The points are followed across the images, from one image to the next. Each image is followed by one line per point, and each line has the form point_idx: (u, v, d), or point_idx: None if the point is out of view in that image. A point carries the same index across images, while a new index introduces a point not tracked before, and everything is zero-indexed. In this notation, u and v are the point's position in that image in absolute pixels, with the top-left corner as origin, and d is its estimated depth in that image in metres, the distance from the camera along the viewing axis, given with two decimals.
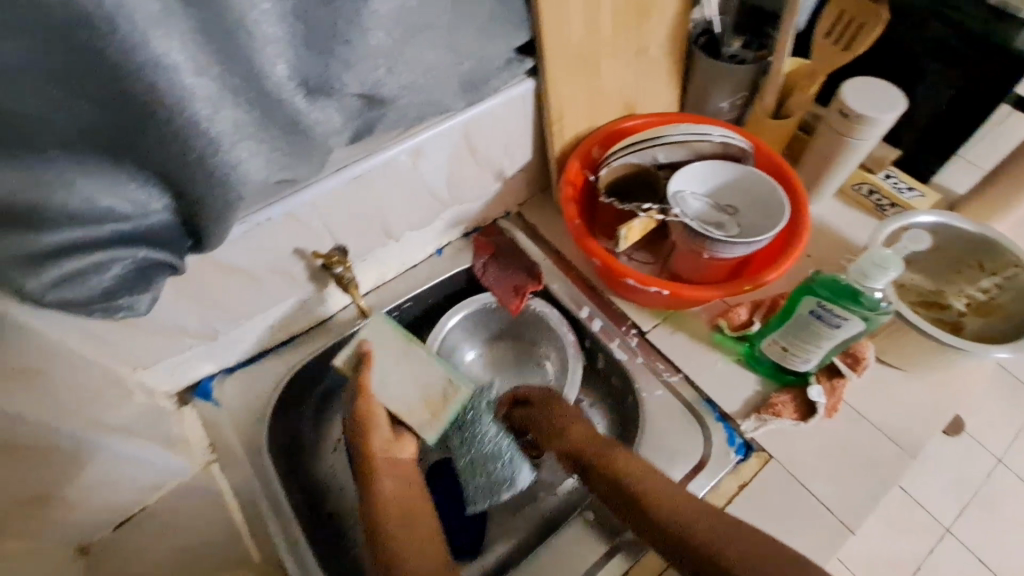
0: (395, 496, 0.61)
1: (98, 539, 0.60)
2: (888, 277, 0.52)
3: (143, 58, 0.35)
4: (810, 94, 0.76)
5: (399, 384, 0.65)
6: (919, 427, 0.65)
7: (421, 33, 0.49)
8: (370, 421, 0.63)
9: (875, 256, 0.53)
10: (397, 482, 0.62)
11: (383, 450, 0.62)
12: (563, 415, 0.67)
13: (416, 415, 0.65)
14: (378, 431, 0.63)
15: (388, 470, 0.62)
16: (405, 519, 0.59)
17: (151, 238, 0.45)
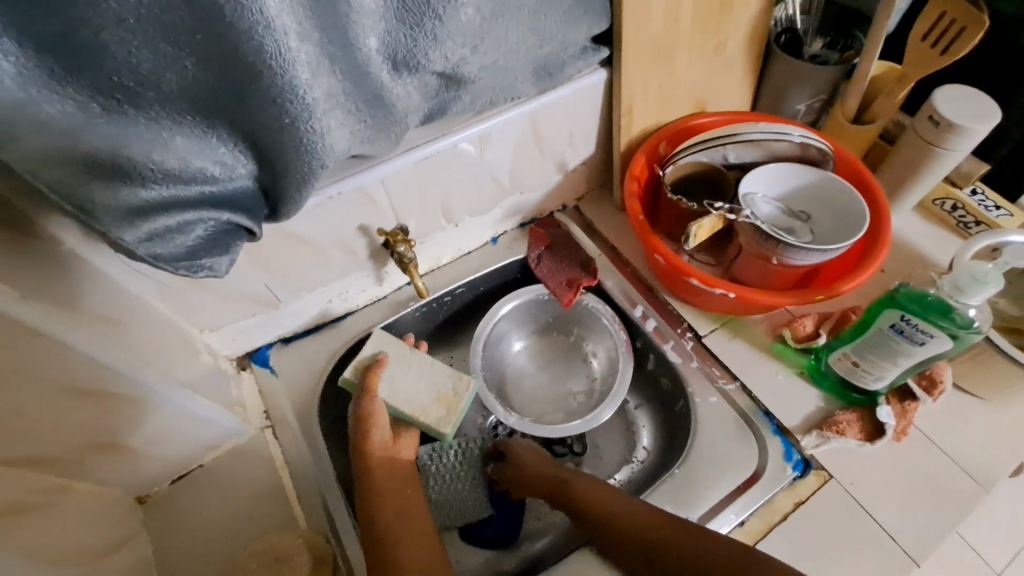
0: (393, 492, 0.60)
1: (155, 492, 0.63)
2: (985, 292, 0.49)
3: (255, 20, 0.35)
4: (898, 100, 0.71)
5: (411, 384, 0.65)
6: (997, 461, 0.61)
7: (506, 13, 0.49)
8: (371, 417, 0.62)
9: (974, 269, 0.50)
10: (395, 480, 0.61)
11: (383, 447, 0.62)
12: (523, 456, 0.67)
13: (432, 413, 0.64)
14: (380, 428, 0.62)
15: (388, 467, 0.61)
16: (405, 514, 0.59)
17: (233, 202, 0.46)
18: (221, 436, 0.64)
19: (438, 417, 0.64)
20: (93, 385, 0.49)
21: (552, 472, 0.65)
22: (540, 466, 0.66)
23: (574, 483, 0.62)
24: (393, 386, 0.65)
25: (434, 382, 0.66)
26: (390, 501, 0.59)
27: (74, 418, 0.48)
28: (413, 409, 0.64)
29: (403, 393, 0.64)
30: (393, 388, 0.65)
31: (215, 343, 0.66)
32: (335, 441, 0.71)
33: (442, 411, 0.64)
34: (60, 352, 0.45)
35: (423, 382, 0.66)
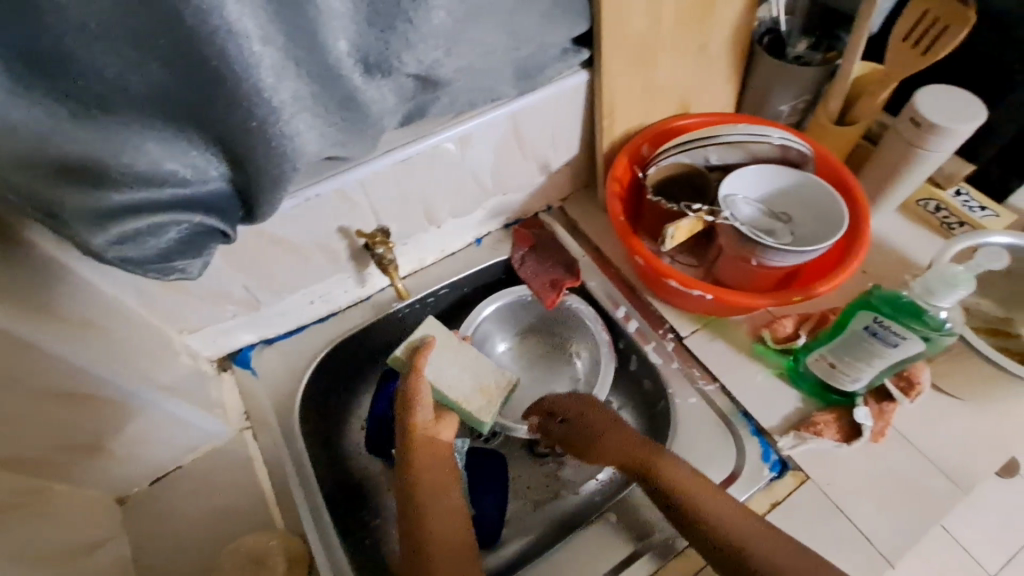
0: (427, 473, 0.61)
1: (134, 493, 0.63)
2: (957, 295, 0.49)
3: (217, 24, 0.35)
4: (880, 101, 0.71)
5: (454, 373, 0.70)
6: (974, 462, 0.61)
7: (480, 15, 0.49)
8: (417, 396, 0.65)
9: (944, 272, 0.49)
10: (432, 462, 0.62)
11: (424, 427, 0.64)
12: (605, 424, 0.65)
13: (473, 401, 0.69)
14: (425, 407, 0.65)
15: (423, 450, 0.63)
16: (440, 494, 0.60)
17: (206, 204, 0.46)
18: (202, 437, 0.64)
19: (480, 405, 0.69)
20: (70, 388, 0.49)
21: (636, 446, 0.61)
22: (622, 436, 0.63)
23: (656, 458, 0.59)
24: (438, 372, 0.69)
25: (476, 374, 0.71)
26: (425, 482, 0.61)
27: (50, 420, 0.48)
28: (457, 395, 0.69)
29: (446, 379, 0.69)
30: (436, 372, 0.69)
31: (195, 344, 0.66)
32: (316, 441, 0.71)
33: (482, 400, 0.69)
34: (35, 355, 0.45)
35: (465, 370, 0.70)
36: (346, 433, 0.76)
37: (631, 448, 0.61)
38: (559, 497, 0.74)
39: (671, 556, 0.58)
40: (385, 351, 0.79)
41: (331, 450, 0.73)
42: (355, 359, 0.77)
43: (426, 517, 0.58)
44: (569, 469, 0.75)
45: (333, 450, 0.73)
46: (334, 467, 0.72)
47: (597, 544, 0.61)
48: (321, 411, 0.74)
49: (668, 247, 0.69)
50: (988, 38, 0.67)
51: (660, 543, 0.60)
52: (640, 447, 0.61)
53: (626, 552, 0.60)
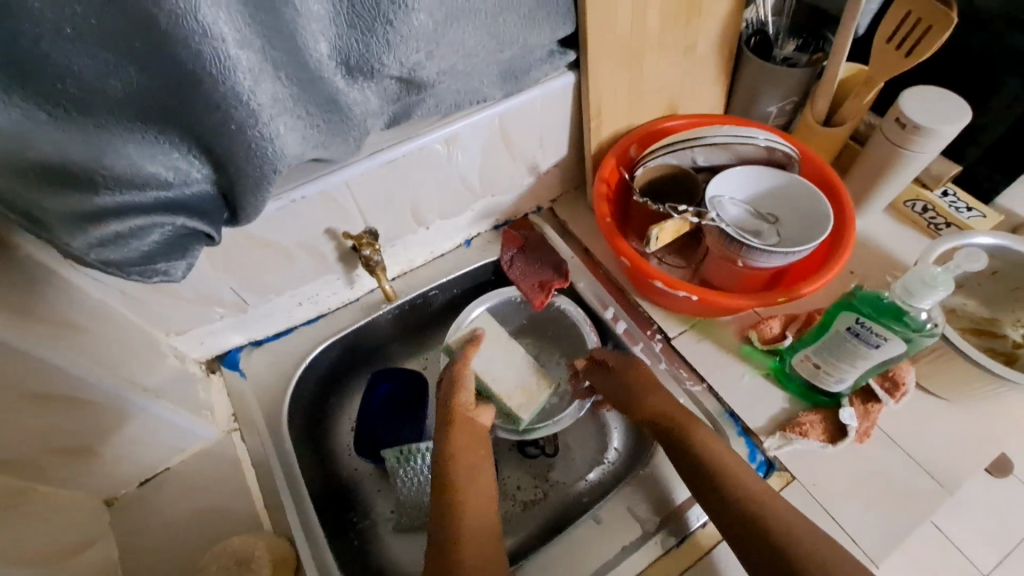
0: (464, 452, 0.65)
1: (123, 495, 0.63)
2: (936, 297, 0.48)
3: (192, 27, 0.35)
4: (865, 102, 0.71)
5: (499, 367, 0.73)
6: (958, 461, 0.61)
7: (463, 17, 0.49)
8: (462, 379, 0.69)
9: (925, 273, 0.48)
10: (470, 440, 0.67)
11: (466, 408, 0.68)
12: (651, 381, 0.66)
13: (514, 397, 0.71)
14: (468, 390, 0.69)
15: (464, 436, 0.67)
16: (478, 479, 0.64)
17: (189, 206, 0.46)
18: (191, 439, 0.64)
19: (518, 400, 0.71)
20: (58, 392, 0.49)
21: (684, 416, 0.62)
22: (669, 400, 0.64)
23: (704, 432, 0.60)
24: (486, 364, 0.73)
25: (520, 371, 0.73)
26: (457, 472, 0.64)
27: (39, 424, 0.48)
28: (498, 388, 0.72)
29: (493, 371, 0.72)
30: (484, 364, 0.73)
31: (183, 346, 0.67)
32: (305, 443, 0.72)
33: (519, 397, 0.71)
34: (23, 360, 0.45)
35: (510, 364, 0.74)
36: (334, 434, 0.76)
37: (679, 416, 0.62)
38: (548, 497, 0.74)
39: (673, 545, 0.59)
40: (374, 352, 0.79)
41: (320, 451, 0.73)
42: (343, 361, 0.77)
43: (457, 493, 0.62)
44: (558, 469, 0.75)
45: (322, 452, 0.74)
46: (323, 469, 0.72)
47: (600, 536, 0.61)
48: (309, 412, 0.74)
49: (654, 249, 0.69)
50: (973, 39, 0.68)
51: (673, 522, 0.60)
52: (684, 418, 0.61)
53: (631, 541, 0.60)
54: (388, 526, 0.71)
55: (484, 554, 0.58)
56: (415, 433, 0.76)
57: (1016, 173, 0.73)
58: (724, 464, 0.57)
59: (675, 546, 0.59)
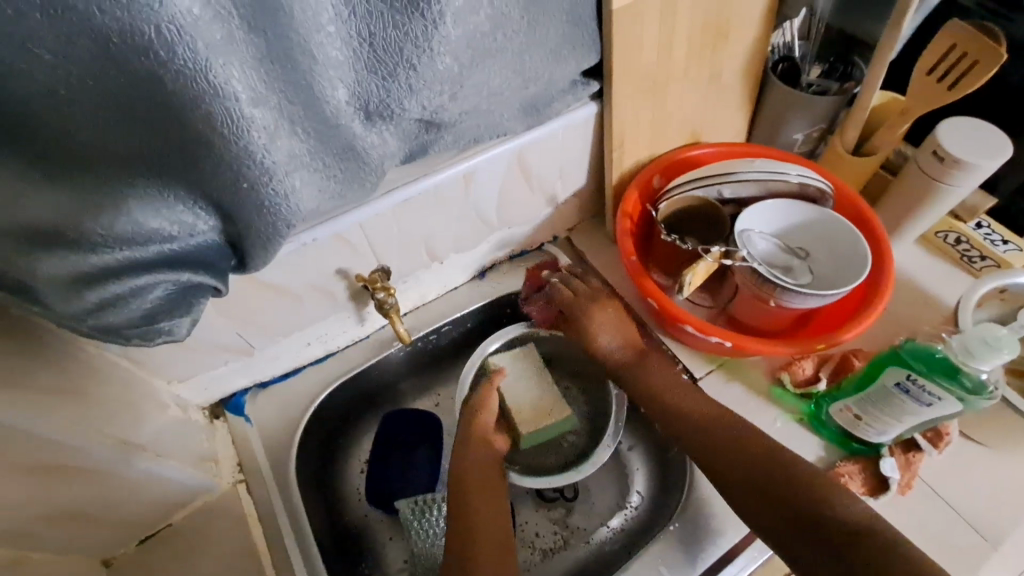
0: (477, 469, 0.63)
1: (121, 554, 0.58)
2: (997, 359, 0.46)
3: (202, 86, 0.32)
4: (900, 132, 0.68)
5: (523, 389, 0.71)
6: (1008, 515, 0.58)
7: (489, 56, 0.46)
8: (483, 403, 0.68)
9: (987, 334, 0.46)
10: (484, 459, 0.65)
11: (486, 430, 0.67)
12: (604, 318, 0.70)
13: (522, 413, 0.69)
14: (489, 407, 0.68)
15: (476, 466, 0.63)
16: (485, 502, 0.61)
17: (195, 260, 0.42)
18: (194, 494, 0.60)
19: (527, 420, 0.69)
20: (55, 462, 0.45)
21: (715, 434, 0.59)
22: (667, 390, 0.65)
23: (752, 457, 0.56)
24: (511, 389, 0.71)
25: (538, 393, 0.71)
26: (475, 497, 0.60)
27: (40, 498, 0.44)
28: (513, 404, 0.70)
29: (516, 394, 0.70)
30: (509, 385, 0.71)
31: (186, 393, 0.63)
32: (312, 491, 0.68)
33: (533, 418, 0.69)
34: (20, 439, 0.41)
35: (535, 386, 0.71)
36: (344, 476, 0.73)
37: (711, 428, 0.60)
38: (570, 546, 0.70)
39: None
40: (383, 391, 0.76)
41: (330, 498, 0.70)
42: (352, 402, 0.74)
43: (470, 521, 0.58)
44: (579, 514, 0.72)
45: (331, 498, 0.70)
46: (333, 517, 0.68)
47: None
48: (316, 458, 0.70)
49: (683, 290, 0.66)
50: (1013, 69, 0.65)
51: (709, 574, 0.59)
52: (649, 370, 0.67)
53: None
54: None
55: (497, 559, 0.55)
56: (428, 480, 0.72)
57: None
58: (774, 490, 0.54)
59: None
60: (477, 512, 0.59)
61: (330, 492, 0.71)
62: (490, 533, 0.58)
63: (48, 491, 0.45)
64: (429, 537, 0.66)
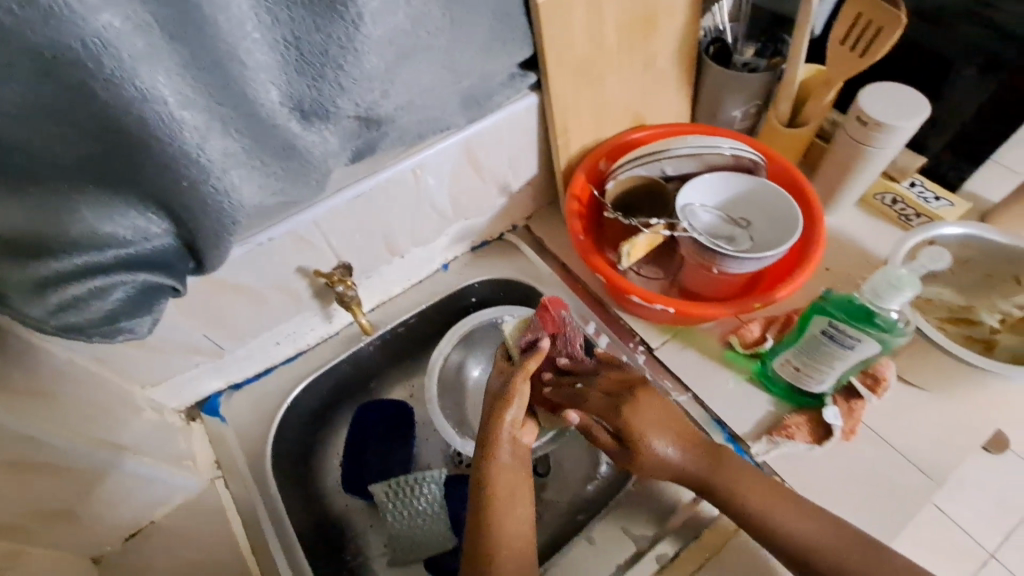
0: (504, 474, 0.57)
1: (110, 551, 0.60)
2: (904, 298, 0.49)
3: (131, 93, 0.35)
4: (827, 101, 0.72)
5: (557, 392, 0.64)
6: (949, 453, 0.61)
7: (417, 53, 0.49)
8: (510, 401, 0.58)
9: (890, 274, 0.49)
10: (512, 465, 0.57)
11: (511, 432, 0.58)
12: (647, 415, 0.58)
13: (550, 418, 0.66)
14: (515, 410, 0.58)
15: (503, 472, 0.56)
16: (515, 513, 0.56)
17: (152, 262, 0.45)
18: (173, 492, 0.63)
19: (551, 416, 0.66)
20: (36, 461, 0.47)
21: (798, 538, 0.53)
22: (753, 492, 0.55)
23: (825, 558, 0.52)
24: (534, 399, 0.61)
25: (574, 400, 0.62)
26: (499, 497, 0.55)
27: (21, 497, 0.47)
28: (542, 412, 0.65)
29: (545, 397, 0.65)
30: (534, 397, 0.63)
31: (160, 397, 0.65)
32: (291, 485, 0.71)
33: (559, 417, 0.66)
34: None
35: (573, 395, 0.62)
36: (323, 470, 0.76)
37: (802, 539, 0.53)
38: (542, 515, 0.73)
39: (667, 560, 0.58)
40: (357, 385, 0.79)
41: (307, 491, 0.73)
42: (327, 398, 0.77)
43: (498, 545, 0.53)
44: (551, 488, 0.75)
45: (309, 490, 0.73)
46: (311, 509, 0.71)
47: (593, 558, 0.60)
48: (293, 454, 0.73)
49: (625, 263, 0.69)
50: (925, 35, 0.69)
51: (679, 527, 0.60)
52: (725, 470, 0.57)
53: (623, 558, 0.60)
54: (382, 560, 0.71)
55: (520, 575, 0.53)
56: (404, 468, 0.75)
57: (982, 159, 0.73)
58: None
59: (669, 561, 0.58)
60: (502, 533, 0.54)
61: (309, 485, 0.73)
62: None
63: (28, 489, 0.47)
64: (415, 515, 0.69)
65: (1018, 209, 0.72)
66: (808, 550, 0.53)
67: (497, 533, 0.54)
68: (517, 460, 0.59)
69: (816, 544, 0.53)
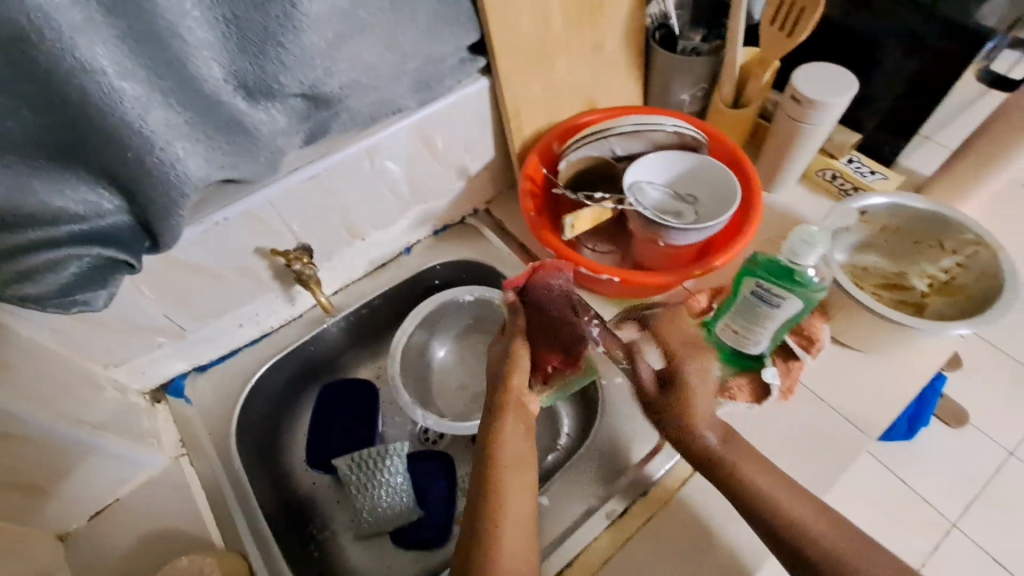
0: (510, 441, 0.55)
1: (75, 530, 0.63)
2: (815, 255, 0.52)
3: (71, 63, 0.37)
4: (764, 82, 0.76)
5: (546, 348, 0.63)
6: (880, 409, 0.65)
7: (358, 33, 0.52)
8: (517, 360, 0.59)
9: (804, 233, 0.52)
10: (520, 432, 0.56)
11: (519, 390, 0.58)
12: (708, 376, 0.59)
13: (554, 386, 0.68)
14: (521, 369, 0.59)
15: (510, 439, 0.55)
16: (518, 483, 0.53)
17: (106, 237, 0.47)
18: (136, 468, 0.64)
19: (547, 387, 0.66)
20: None
21: (789, 514, 0.52)
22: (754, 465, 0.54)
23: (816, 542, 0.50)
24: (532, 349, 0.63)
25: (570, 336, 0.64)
26: (505, 465, 0.53)
27: None
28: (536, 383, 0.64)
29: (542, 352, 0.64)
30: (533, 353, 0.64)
31: (124, 378, 0.67)
32: (256, 463, 0.72)
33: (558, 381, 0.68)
34: None
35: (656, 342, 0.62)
36: (289, 448, 0.78)
37: (812, 531, 0.51)
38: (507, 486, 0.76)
39: (616, 515, 0.62)
40: (322, 366, 0.81)
41: (273, 468, 0.75)
42: (292, 379, 0.79)
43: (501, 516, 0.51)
44: None
45: (275, 468, 0.75)
46: (274, 486, 0.73)
47: (548, 516, 0.64)
48: (260, 433, 0.75)
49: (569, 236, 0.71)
50: (853, 17, 0.73)
51: (626, 486, 0.63)
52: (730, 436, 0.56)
53: (580, 514, 0.64)
54: (348, 534, 0.73)
55: (521, 547, 0.50)
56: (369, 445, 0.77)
57: (912, 134, 0.77)
58: None
59: (617, 518, 0.62)
60: (508, 499, 0.52)
61: (275, 464, 0.75)
62: (524, 551, 0.50)
63: None
64: (381, 488, 0.71)
65: (946, 180, 0.76)
66: (800, 534, 0.51)
67: (504, 500, 0.51)
68: (523, 426, 0.57)
69: (820, 538, 0.50)
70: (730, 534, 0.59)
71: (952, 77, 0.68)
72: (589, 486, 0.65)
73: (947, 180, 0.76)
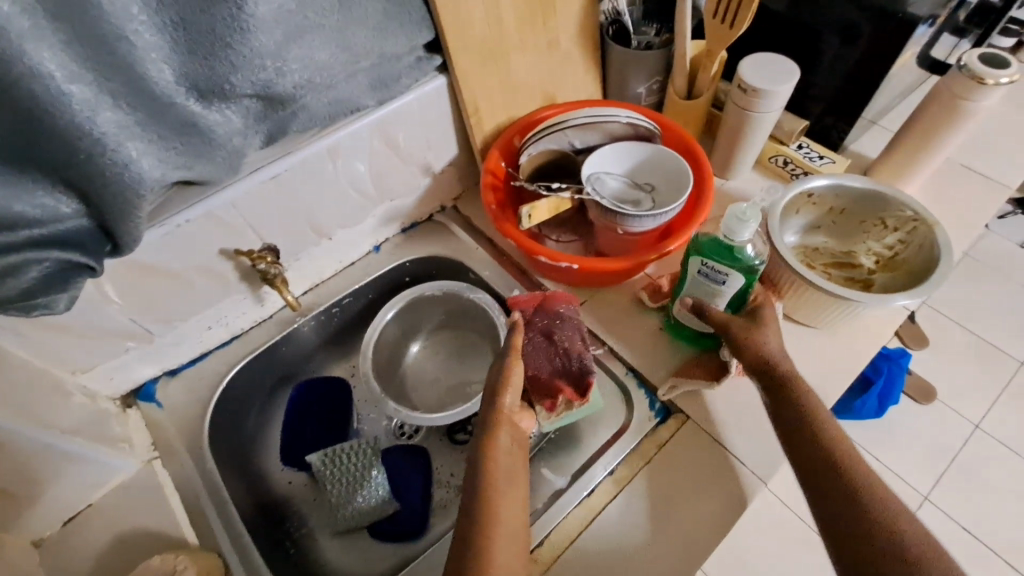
0: (500, 454, 0.55)
1: (51, 535, 0.63)
2: (750, 229, 0.56)
3: (20, 69, 0.38)
4: (713, 73, 0.79)
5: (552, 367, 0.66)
6: (832, 382, 0.68)
7: (308, 33, 0.54)
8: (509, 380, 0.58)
9: (736, 211, 0.56)
10: (512, 445, 0.57)
11: (512, 410, 0.58)
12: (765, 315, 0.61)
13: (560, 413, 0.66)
14: (513, 391, 0.58)
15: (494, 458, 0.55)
16: (512, 494, 0.53)
17: (67, 241, 0.48)
18: (109, 472, 0.65)
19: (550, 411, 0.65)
20: None
21: (871, 497, 0.47)
22: (820, 412, 0.53)
23: (896, 519, 0.45)
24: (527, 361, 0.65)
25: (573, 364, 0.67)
26: (497, 475, 0.53)
27: None
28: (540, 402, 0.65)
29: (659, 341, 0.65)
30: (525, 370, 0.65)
31: (93, 384, 0.67)
32: (230, 463, 0.73)
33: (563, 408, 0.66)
34: None
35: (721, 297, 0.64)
36: (266, 448, 0.79)
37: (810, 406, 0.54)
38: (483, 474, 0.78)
39: (583, 495, 0.64)
40: (295, 366, 0.82)
41: (248, 469, 0.75)
42: (266, 380, 0.80)
43: (498, 528, 0.50)
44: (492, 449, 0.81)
45: (250, 469, 0.75)
46: (250, 487, 0.73)
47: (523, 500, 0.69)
48: (234, 435, 0.75)
49: (528, 226, 0.74)
50: (793, 9, 0.76)
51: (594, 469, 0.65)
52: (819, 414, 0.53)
53: (549, 495, 0.66)
54: (326, 530, 0.74)
55: (513, 549, 0.50)
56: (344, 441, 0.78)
57: (855, 119, 0.81)
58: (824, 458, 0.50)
59: (586, 495, 0.64)
60: (502, 507, 0.51)
61: (250, 464, 0.76)
62: (517, 561, 0.49)
63: None
64: (357, 483, 0.72)
65: (890, 162, 0.80)
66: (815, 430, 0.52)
67: (497, 507, 0.51)
68: (517, 443, 0.58)
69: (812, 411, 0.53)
70: (692, 506, 0.62)
71: (888, 62, 0.72)
72: (557, 468, 0.68)
73: (892, 162, 0.80)
